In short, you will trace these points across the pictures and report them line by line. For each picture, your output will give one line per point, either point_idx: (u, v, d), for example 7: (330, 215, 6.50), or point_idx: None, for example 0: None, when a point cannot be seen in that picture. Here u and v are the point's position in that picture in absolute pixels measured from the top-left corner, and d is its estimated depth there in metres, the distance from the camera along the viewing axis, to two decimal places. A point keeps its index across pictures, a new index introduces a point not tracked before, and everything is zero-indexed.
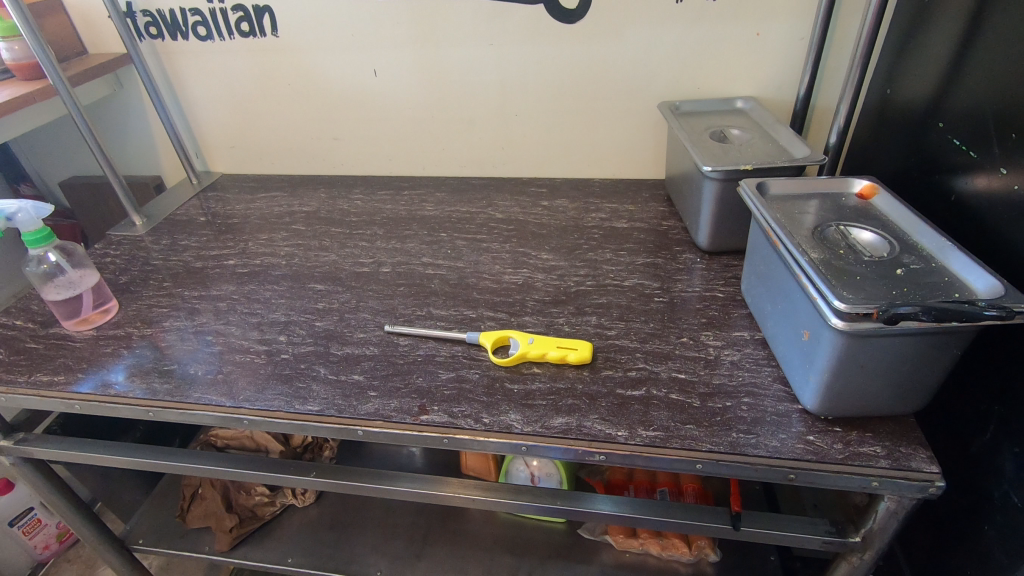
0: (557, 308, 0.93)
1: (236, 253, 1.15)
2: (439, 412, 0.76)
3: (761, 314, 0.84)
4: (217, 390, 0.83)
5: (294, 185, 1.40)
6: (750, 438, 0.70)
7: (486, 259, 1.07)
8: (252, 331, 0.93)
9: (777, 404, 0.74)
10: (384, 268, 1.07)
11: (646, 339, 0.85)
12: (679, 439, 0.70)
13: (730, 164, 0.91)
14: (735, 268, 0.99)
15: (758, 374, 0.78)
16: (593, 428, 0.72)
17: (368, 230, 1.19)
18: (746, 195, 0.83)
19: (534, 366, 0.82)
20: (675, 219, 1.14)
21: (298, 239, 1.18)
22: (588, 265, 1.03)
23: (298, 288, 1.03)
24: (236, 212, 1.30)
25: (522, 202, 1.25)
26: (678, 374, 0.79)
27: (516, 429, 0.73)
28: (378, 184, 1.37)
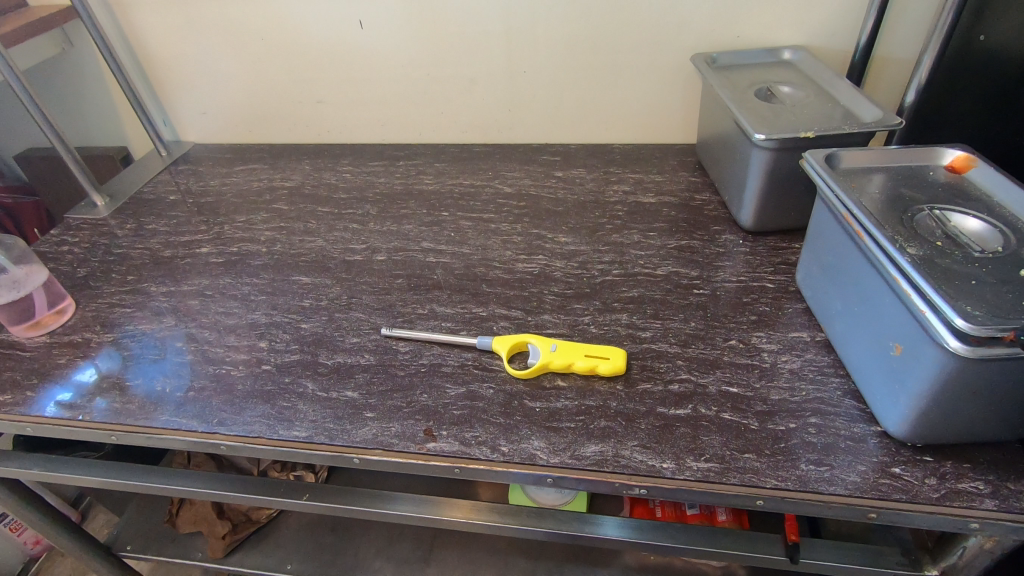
0: (581, 304, 0.80)
1: (210, 239, 1.01)
2: (449, 438, 0.65)
3: (824, 313, 0.71)
4: (187, 411, 0.71)
5: (275, 156, 1.25)
6: (823, 472, 0.58)
7: (495, 243, 0.93)
8: (228, 336, 0.81)
9: (851, 425, 0.62)
10: (379, 255, 0.93)
11: (687, 343, 0.73)
12: (738, 473, 0.59)
13: (787, 131, 0.76)
14: (784, 252, 0.86)
15: (825, 387, 0.66)
16: (633, 459, 0.61)
17: (359, 209, 1.05)
18: (812, 169, 0.68)
19: (558, 377, 0.70)
20: (710, 192, 1.00)
21: (279, 220, 1.04)
22: (614, 250, 0.89)
23: (281, 281, 0.90)
24: (210, 188, 1.16)
25: (532, 173, 1.10)
26: (728, 388, 0.67)
27: (541, 460, 0.62)
28: (369, 153, 1.22)
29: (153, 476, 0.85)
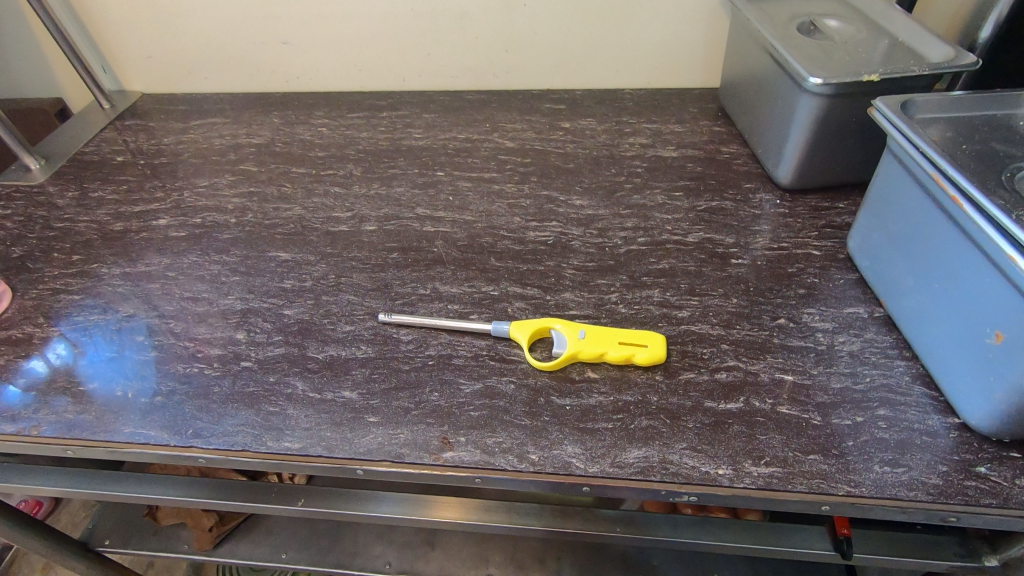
0: (606, 280, 0.70)
1: (168, 208, 0.87)
2: (468, 446, 0.56)
3: (886, 285, 0.63)
4: (155, 420, 0.60)
5: (237, 107, 1.09)
6: (900, 474, 0.51)
7: (501, 208, 0.82)
8: (198, 327, 0.69)
9: (925, 417, 0.55)
10: (367, 224, 0.81)
11: (731, 324, 0.64)
12: (805, 478, 0.51)
13: (847, 74, 0.66)
14: (827, 212, 0.77)
15: (890, 372, 0.59)
16: (683, 466, 0.53)
17: (340, 169, 0.92)
18: (887, 121, 0.59)
19: (587, 368, 0.61)
20: (738, 144, 0.89)
21: (248, 184, 0.90)
22: (636, 214, 0.79)
23: (255, 258, 0.78)
24: (164, 147, 1.00)
25: (535, 124, 0.97)
26: (782, 376, 0.59)
27: (578, 470, 0.53)
28: (347, 104, 1.07)
29: (121, 482, 0.75)
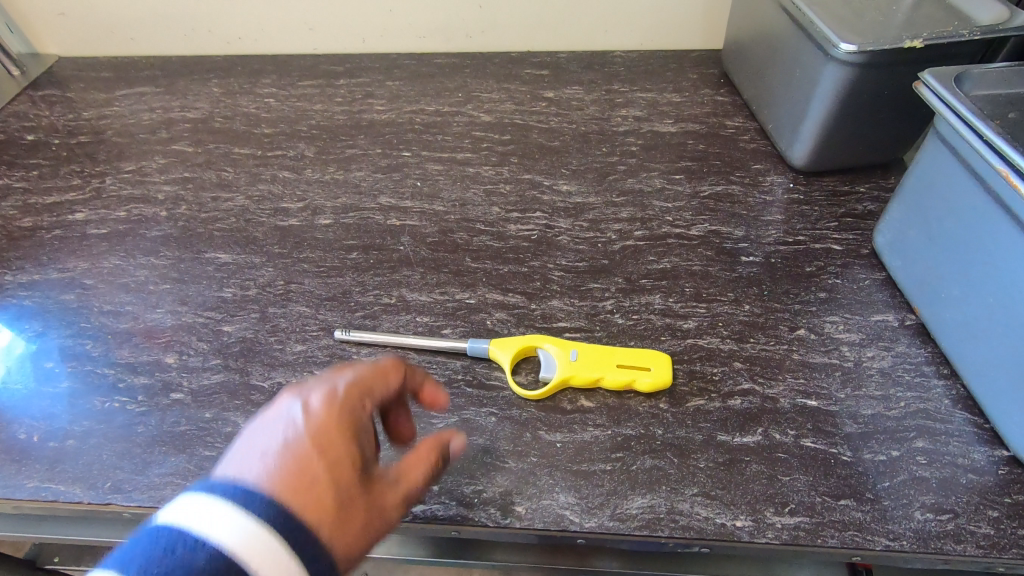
0: (599, 284, 0.61)
1: (87, 198, 0.75)
2: (442, 497, 0.47)
3: (921, 291, 0.55)
4: (67, 471, 0.50)
5: (170, 74, 0.94)
6: (945, 523, 0.44)
7: (476, 195, 0.71)
8: (120, 350, 0.58)
9: (969, 450, 0.48)
10: (321, 217, 0.70)
11: (744, 336, 0.56)
12: (837, 529, 0.44)
13: (884, 40, 0.55)
14: (846, 199, 0.68)
15: (927, 395, 0.51)
16: (695, 517, 0.45)
17: (289, 148, 0.79)
18: (939, 98, 0.49)
19: (580, 395, 0.53)
20: (744, 116, 0.79)
21: (182, 168, 0.78)
22: (632, 202, 0.69)
23: (190, 260, 0.66)
24: (84, 123, 0.86)
25: (514, 94, 0.85)
26: (805, 401, 0.51)
27: (572, 525, 0.45)
28: (298, 69, 0.93)
29: (36, 521, 0.63)
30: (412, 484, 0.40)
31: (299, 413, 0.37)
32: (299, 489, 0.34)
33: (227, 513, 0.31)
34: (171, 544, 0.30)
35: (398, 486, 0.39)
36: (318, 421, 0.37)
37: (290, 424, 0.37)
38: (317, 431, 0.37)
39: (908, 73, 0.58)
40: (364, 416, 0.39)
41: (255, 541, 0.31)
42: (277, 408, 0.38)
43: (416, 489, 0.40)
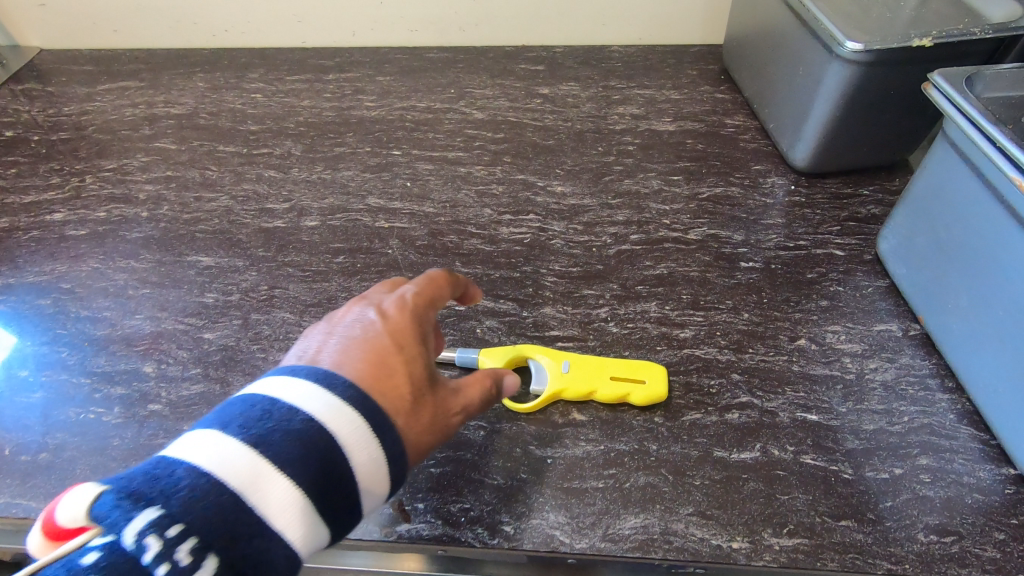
0: (593, 290, 0.59)
1: (66, 198, 0.72)
2: (428, 516, 0.45)
3: (927, 300, 0.53)
4: (38, 487, 0.48)
5: (155, 67, 0.91)
6: (950, 546, 0.42)
7: (468, 196, 0.69)
8: (97, 358, 0.56)
9: (974, 468, 0.46)
10: (308, 219, 0.68)
11: (742, 347, 0.54)
12: (837, 552, 0.42)
13: (891, 39, 0.53)
14: (849, 201, 0.65)
15: (932, 409, 0.49)
16: (689, 538, 0.43)
17: (276, 146, 0.77)
18: (949, 101, 0.47)
19: (572, 408, 0.51)
20: (744, 114, 0.77)
21: (164, 167, 0.75)
22: (628, 204, 0.67)
23: (170, 264, 0.64)
24: (65, 118, 0.84)
25: (508, 90, 0.83)
26: (805, 415, 0.49)
27: (562, 545, 0.44)
28: (286, 63, 0.90)
29: None
30: (468, 394, 0.42)
31: (373, 316, 0.42)
32: (379, 380, 0.39)
33: (308, 389, 0.36)
34: (259, 414, 0.34)
35: (457, 399, 0.42)
36: (394, 326, 0.42)
37: (363, 323, 0.42)
38: (394, 332, 0.41)
39: (916, 72, 0.56)
40: (425, 319, 0.43)
41: (330, 415, 0.35)
42: (358, 314, 0.43)
43: (475, 401, 0.43)
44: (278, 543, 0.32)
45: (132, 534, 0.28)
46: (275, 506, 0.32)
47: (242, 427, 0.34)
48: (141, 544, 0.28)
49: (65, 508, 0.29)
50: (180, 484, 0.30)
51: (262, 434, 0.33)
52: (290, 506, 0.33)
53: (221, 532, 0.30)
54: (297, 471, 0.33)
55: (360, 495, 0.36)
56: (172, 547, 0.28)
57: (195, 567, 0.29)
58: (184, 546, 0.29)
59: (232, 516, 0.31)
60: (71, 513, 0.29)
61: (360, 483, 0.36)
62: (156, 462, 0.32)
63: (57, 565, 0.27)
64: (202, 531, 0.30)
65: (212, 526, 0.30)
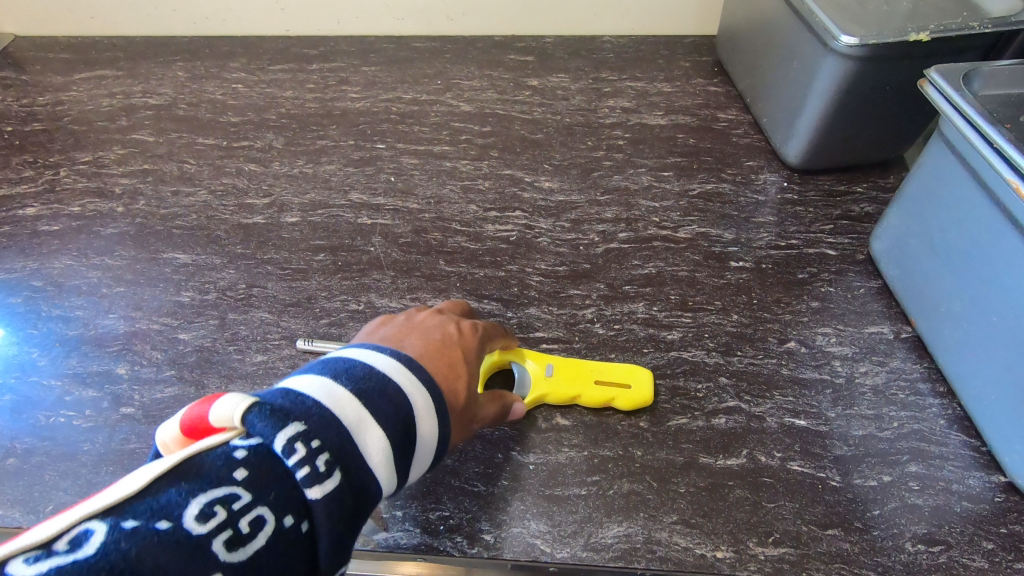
0: (579, 290, 0.57)
1: (39, 192, 0.70)
2: (406, 524, 0.44)
3: (920, 304, 0.52)
4: (5, 494, 0.47)
5: (133, 55, 0.88)
6: (938, 557, 0.41)
7: (453, 192, 0.67)
8: (68, 360, 0.55)
9: (964, 476, 0.45)
10: (288, 215, 0.66)
11: (731, 349, 0.53)
12: (823, 562, 0.41)
13: (887, 33, 0.52)
14: (843, 199, 0.64)
15: (922, 415, 0.48)
16: (673, 548, 0.42)
17: (257, 139, 0.75)
18: (946, 100, 0.45)
19: (556, 413, 0.49)
20: (737, 108, 0.75)
21: (141, 159, 0.73)
22: (617, 201, 0.65)
23: (146, 261, 0.62)
24: (39, 109, 0.81)
25: (496, 81, 0.81)
26: (793, 421, 0.48)
27: (543, 555, 0.43)
28: (268, 52, 0.88)
29: None
30: (492, 409, 0.45)
31: (451, 328, 0.46)
32: (443, 381, 0.41)
33: (389, 359, 0.37)
34: (362, 369, 0.35)
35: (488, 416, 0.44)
36: (467, 345, 0.45)
37: (437, 327, 0.46)
38: (466, 350, 0.44)
39: (912, 67, 0.55)
40: (486, 336, 0.47)
41: (409, 386, 0.36)
42: (437, 324, 0.46)
43: (497, 417, 0.45)
44: (374, 481, 0.31)
45: (280, 438, 0.28)
46: (373, 451, 0.32)
47: (348, 375, 0.34)
48: (287, 449, 0.28)
49: (219, 407, 0.30)
50: (310, 403, 0.30)
51: (365, 384, 0.34)
52: (388, 452, 0.32)
53: (344, 455, 0.30)
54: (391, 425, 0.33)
55: (415, 462, 0.35)
56: (312, 456, 0.29)
57: (328, 477, 0.29)
58: (321, 457, 0.29)
59: (350, 444, 0.31)
60: (221, 413, 0.30)
61: (420, 449, 0.36)
62: (283, 388, 0.31)
63: (214, 452, 0.28)
64: (335, 448, 0.30)
65: (340, 447, 0.30)
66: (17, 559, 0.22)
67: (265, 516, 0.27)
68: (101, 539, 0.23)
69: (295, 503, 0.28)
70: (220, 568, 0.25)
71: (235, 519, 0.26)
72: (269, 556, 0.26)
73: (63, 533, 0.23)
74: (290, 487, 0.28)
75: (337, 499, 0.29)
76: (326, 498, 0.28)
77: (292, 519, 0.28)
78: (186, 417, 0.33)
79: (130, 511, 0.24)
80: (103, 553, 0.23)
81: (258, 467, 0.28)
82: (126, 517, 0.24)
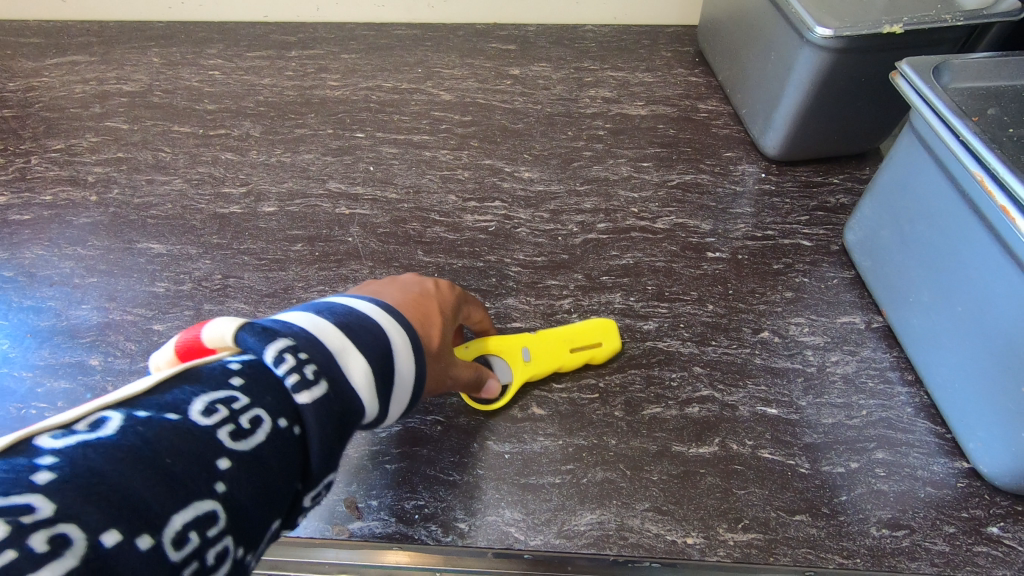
0: (557, 281, 0.58)
1: (8, 180, 0.69)
2: (381, 514, 0.44)
3: (890, 294, 0.52)
4: None
5: (106, 40, 0.86)
6: (901, 540, 0.42)
7: (432, 182, 0.67)
8: (39, 351, 0.54)
9: (929, 462, 0.46)
10: (265, 204, 0.65)
11: (706, 339, 0.53)
12: (789, 548, 0.42)
13: (862, 24, 0.52)
14: (819, 190, 0.65)
15: (890, 403, 0.49)
16: (644, 534, 0.43)
17: (234, 127, 0.74)
18: (915, 92, 0.46)
19: (532, 402, 0.50)
20: (718, 99, 0.75)
21: (114, 148, 0.72)
22: (597, 191, 0.65)
23: (119, 251, 0.61)
24: (9, 95, 0.79)
25: (477, 70, 0.80)
26: (765, 409, 0.49)
27: (517, 542, 0.43)
28: (246, 38, 0.86)
29: None
30: (467, 373, 0.45)
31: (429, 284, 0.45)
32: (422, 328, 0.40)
33: (368, 307, 0.36)
34: (344, 308, 0.34)
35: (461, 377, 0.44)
36: (445, 303, 0.45)
37: (416, 283, 0.45)
38: (443, 306, 0.44)
39: (886, 60, 0.55)
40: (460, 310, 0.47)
41: (386, 326, 0.35)
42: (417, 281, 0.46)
43: (470, 381, 0.45)
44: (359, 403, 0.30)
45: (267, 349, 0.28)
46: (358, 375, 0.31)
47: (330, 312, 0.33)
48: (277, 358, 0.28)
49: (215, 329, 0.30)
50: (294, 326, 0.30)
51: (349, 318, 0.33)
52: (371, 378, 0.31)
53: (331, 372, 0.29)
54: (373, 356, 0.32)
55: (393, 398, 0.34)
56: (300, 365, 0.28)
57: (316, 384, 0.28)
58: (309, 366, 0.28)
59: (336, 363, 0.30)
60: (216, 333, 0.30)
61: (398, 383, 0.34)
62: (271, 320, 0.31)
63: (212, 366, 0.28)
64: (322, 364, 0.29)
65: (328, 365, 0.29)
66: (43, 436, 0.22)
67: (263, 416, 0.26)
68: (118, 423, 0.23)
69: (288, 407, 0.27)
70: (226, 453, 0.24)
71: (237, 414, 0.26)
72: (270, 453, 0.26)
73: (83, 420, 0.23)
74: (282, 392, 0.27)
75: (326, 406, 0.28)
76: (315, 404, 0.28)
77: (287, 422, 0.27)
78: (181, 340, 0.32)
79: (140, 406, 0.24)
80: (122, 433, 0.23)
81: (255, 377, 0.27)
82: (137, 409, 0.24)
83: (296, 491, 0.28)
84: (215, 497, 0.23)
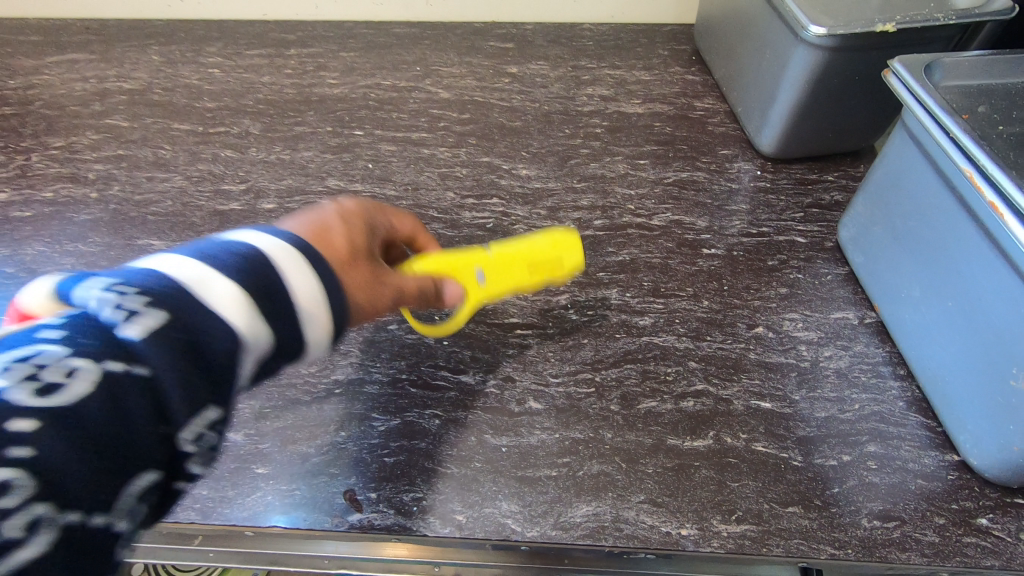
0: (554, 277, 0.58)
1: (9, 177, 0.69)
2: (380, 506, 0.45)
3: (882, 290, 0.53)
4: None
5: (106, 38, 0.87)
6: (892, 531, 0.43)
7: (430, 179, 0.67)
8: None
9: (920, 455, 0.47)
10: (265, 201, 0.66)
11: (701, 334, 0.54)
12: (782, 539, 0.43)
13: (856, 24, 0.52)
14: (813, 188, 0.65)
15: (882, 397, 0.50)
16: (639, 526, 0.44)
17: (233, 125, 0.74)
18: (908, 90, 0.46)
19: (529, 396, 0.50)
20: (714, 97, 0.76)
21: (114, 145, 0.72)
22: (593, 188, 0.66)
23: (120, 248, 0.62)
24: (10, 92, 0.80)
25: (475, 68, 0.81)
26: (758, 403, 0.49)
27: (514, 534, 0.44)
28: (246, 37, 0.87)
29: None
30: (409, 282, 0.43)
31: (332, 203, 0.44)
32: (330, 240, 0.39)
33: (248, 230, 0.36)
34: (208, 240, 0.34)
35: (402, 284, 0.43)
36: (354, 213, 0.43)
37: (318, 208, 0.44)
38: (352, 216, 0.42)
39: (879, 58, 0.56)
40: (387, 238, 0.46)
41: (274, 249, 0.35)
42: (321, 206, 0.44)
43: (415, 291, 0.44)
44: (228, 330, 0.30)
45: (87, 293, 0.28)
46: (220, 299, 0.31)
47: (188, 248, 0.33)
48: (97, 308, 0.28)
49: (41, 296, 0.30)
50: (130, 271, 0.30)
51: (210, 250, 0.33)
52: (239, 300, 0.31)
53: (177, 302, 0.29)
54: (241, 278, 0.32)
55: (296, 319, 0.34)
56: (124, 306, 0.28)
57: (145, 318, 0.28)
58: (136, 302, 0.28)
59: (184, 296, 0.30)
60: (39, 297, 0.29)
61: (296, 305, 0.34)
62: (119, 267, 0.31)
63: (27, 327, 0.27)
64: (159, 299, 0.29)
65: (170, 297, 0.29)
66: None
67: (82, 363, 0.26)
68: None
69: (113, 346, 0.27)
70: (30, 414, 0.24)
71: (48, 367, 0.25)
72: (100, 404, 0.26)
73: None
74: (108, 335, 0.27)
75: (162, 336, 0.28)
76: (147, 334, 0.28)
77: (117, 363, 0.27)
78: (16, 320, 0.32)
79: None
80: None
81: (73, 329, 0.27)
82: None
83: (163, 435, 0.28)
84: (22, 464, 0.23)
